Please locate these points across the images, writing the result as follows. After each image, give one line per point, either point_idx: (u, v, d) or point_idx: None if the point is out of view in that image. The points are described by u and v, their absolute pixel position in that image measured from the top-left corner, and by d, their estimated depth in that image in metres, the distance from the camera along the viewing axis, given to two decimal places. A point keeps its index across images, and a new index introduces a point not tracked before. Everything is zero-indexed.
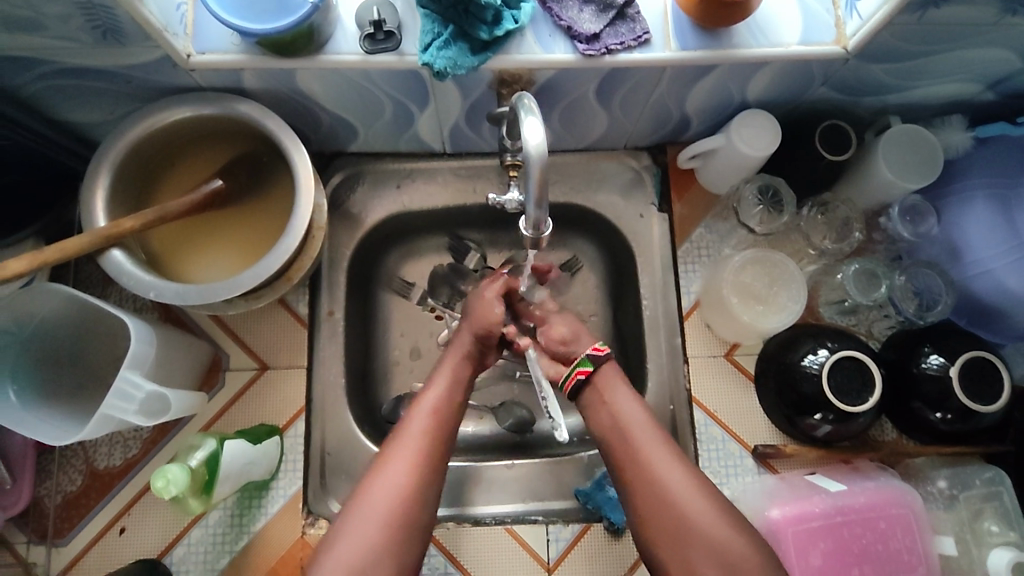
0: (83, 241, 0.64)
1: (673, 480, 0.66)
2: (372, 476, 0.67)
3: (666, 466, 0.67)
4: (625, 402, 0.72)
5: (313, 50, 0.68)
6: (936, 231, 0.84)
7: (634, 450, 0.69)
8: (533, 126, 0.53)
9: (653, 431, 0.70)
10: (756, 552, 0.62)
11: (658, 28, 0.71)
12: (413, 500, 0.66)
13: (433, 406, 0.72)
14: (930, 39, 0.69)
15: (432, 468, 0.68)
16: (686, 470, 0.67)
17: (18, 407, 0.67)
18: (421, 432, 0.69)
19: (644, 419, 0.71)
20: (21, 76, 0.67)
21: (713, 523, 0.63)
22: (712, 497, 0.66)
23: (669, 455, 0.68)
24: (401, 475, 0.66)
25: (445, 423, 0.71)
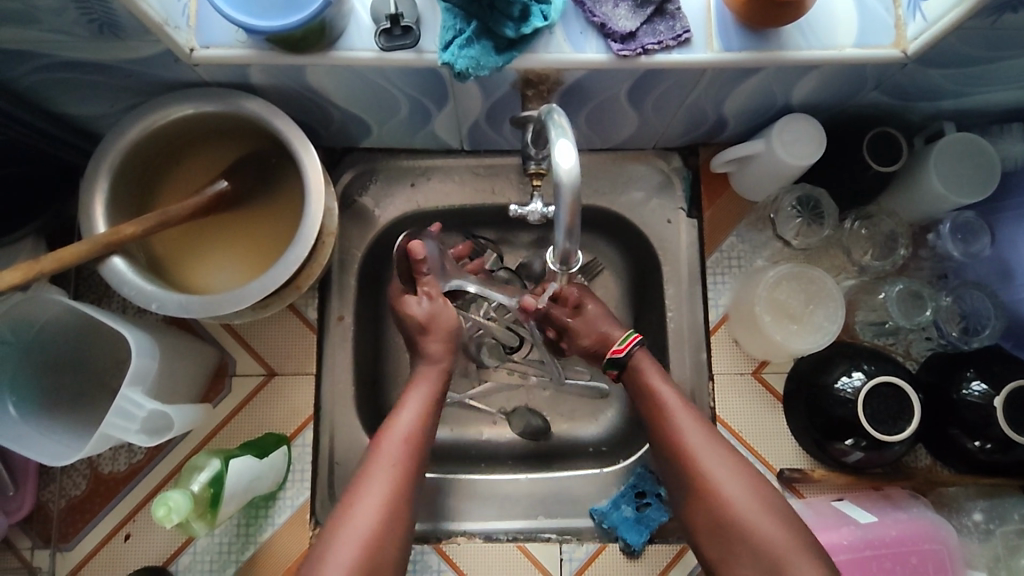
0: (81, 249, 0.61)
1: (715, 467, 0.65)
2: (339, 517, 0.62)
3: (708, 452, 0.66)
4: (664, 388, 0.71)
5: (324, 46, 0.63)
6: (989, 252, 0.78)
7: (682, 441, 0.68)
8: (565, 149, 0.48)
9: (698, 425, 0.68)
10: (796, 540, 0.60)
11: (699, 26, 0.65)
12: (384, 543, 0.61)
13: (404, 435, 0.67)
14: (1001, 44, 0.62)
15: (401, 507, 0.63)
16: (726, 455, 0.66)
17: (18, 420, 0.64)
18: (388, 473, 0.64)
19: (681, 402, 0.70)
20: (16, 69, 0.63)
21: (755, 511, 0.62)
22: (752, 485, 0.64)
23: (717, 449, 0.67)
24: (370, 519, 0.61)
25: (417, 454, 0.67)
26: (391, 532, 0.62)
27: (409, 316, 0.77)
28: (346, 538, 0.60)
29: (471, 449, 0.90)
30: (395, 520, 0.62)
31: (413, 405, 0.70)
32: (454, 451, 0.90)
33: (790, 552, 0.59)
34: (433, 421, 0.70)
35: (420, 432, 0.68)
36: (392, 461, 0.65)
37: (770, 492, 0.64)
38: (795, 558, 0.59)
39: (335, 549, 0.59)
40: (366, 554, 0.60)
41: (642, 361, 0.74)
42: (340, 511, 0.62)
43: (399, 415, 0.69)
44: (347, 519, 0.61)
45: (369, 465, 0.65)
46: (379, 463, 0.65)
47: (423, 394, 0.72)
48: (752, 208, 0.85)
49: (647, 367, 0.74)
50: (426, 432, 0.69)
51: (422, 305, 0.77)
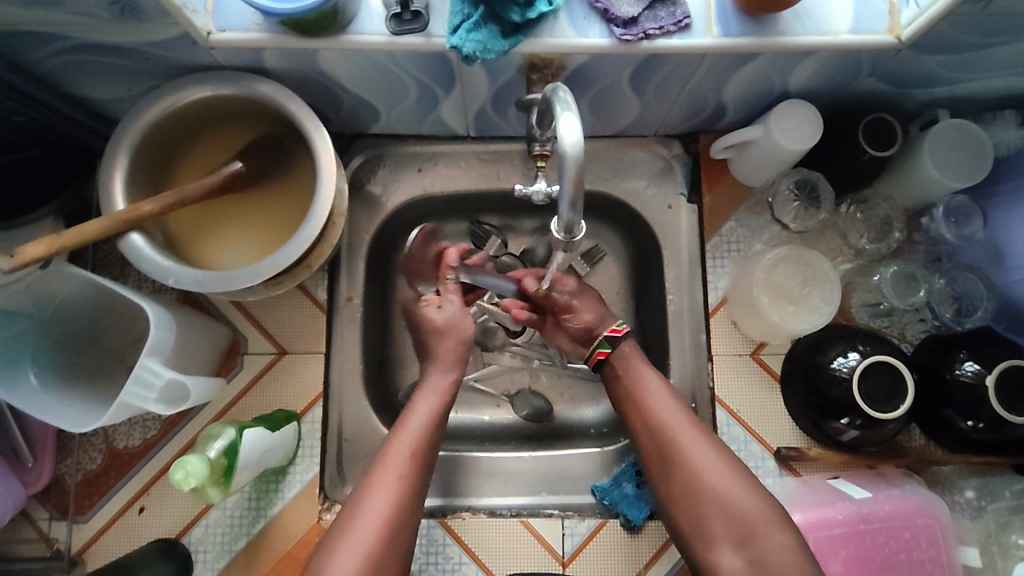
0: (102, 224, 0.63)
1: (691, 444, 0.69)
2: (356, 506, 0.64)
3: (683, 430, 0.70)
4: (645, 370, 0.75)
5: (337, 30, 0.65)
6: (981, 234, 0.80)
7: (662, 422, 0.71)
8: (570, 123, 0.50)
9: (675, 405, 0.72)
10: (772, 510, 0.64)
11: (699, 12, 0.67)
12: (398, 530, 0.64)
13: (418, 430, 0.70)
14: (992, 31, 0.65)
15: (406, 519, 0.65)
16: (699, 433, 0.70)
17: (40, 390, 0.67)
18: (394, 485, 0.65)
19: (660, 384, 0.74)
20: (39, 51, 0.65)
21: (729, 485, 0.66)
22: (725, 460, 0.68)
23: (693, 427, 0.70)
24: (384, 507, 0.64)
25: (422, 466, 0.68)
26: (395, 542, 0.63)
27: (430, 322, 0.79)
28: (351, 548, 0.61)
29: (475, 429, 0.92)
30: (398, 532, 0.64)
31: (421, 413, 0.72)
32: (459, 431, 0.92)
33: (764, 523, 0.63)
34: (440, 422, 0.72)
35: (432, 425, 0.71)
36: (408, 451, 0.68)
37: (741, 467, 0.68)
38: (769, 528, 0.63)
39: (340, 558, 0.61)
40: (369, 565, 0.61)
41: (629, 346, 0.77)
42: (346, 521, 0.63)
43: (413, 411, 0.72)
44: (352, 530, 0.62)
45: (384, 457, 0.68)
46: (385, 475, 0.66)
47: (432, 399, 0.73)
48: (751, 194, 0.88)
49: (627, 351, 0.77)
50: (431, 437, 0.70)
51: (445, 312, 0.80)
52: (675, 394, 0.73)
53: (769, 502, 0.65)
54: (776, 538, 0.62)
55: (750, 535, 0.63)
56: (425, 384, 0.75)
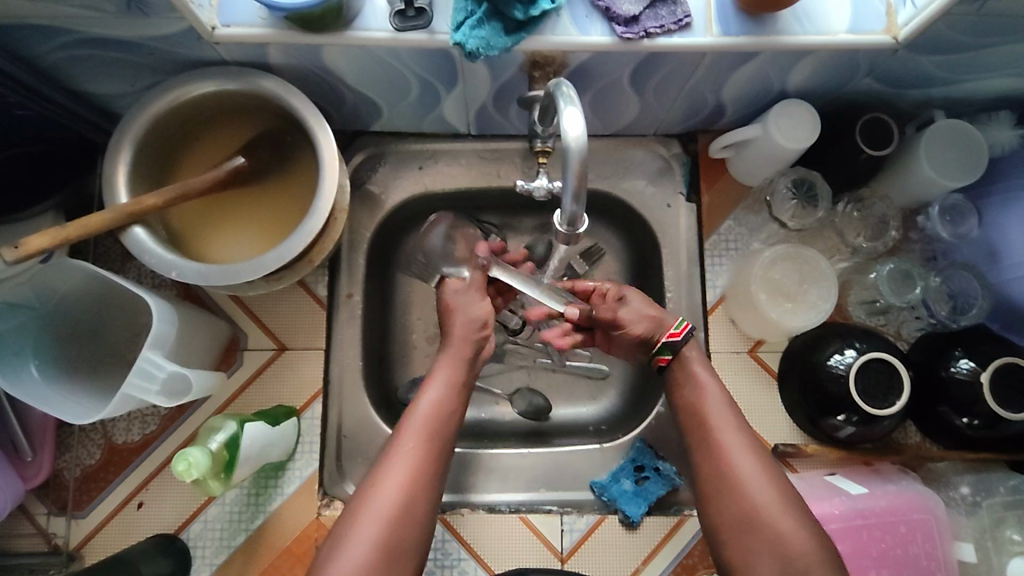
0: (105, 218, 0.63)
1: (743, 455, 0.67)
2: (366, 491, 0.63)
3: (738, 441, 0.68)
4: (706, 378, 0.73)
5: (341, 26, 0.65)
6: (976, 232, 0.81)
7: (713, 430, 0.69)
8: (573, 117, 0.51)
9: (730, 415, 0.70)
10: (815, 539, 0.62)
11: (699, 11, 0.68)
12: (410, 516, 0.63)
13: (429, 414, 0.69)
14: (987, 31, 0.66)
15: (426, 485, 0.65)
16: (754, 446, 0.68)
17: (42, 382, 0.67)
18: (411, 450, 0.66)
19: (719, 390, 0.72)
20: (43, 45, 0.66)
21: (775, 506, 0.64)
22: (773, 479, 0.66)
23: (746, 440, 0.68)
24: (395, 492, 0.63)
25: (440, 435, 0.68)
26: (416, 506, 0.63)
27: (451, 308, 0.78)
28: (370, 513, 0.62)
29: (474, 426, 0.92)
30: (418, 497, 0.64)
31: (438, 383, 0.72)
32: (458, 428, 0.92)
33: (804, 551, 0.61)
34: (457, 399, 0.71)
35: (447, 410, 0.70)
36: (419, 437, 0.67)
37: (790, 489, 0.66)
38: (807, 556, 0.61)
39: (358, 525, 0.61)
40: (389, 530, 0.61)
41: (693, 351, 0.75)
42: (364, 488, 0.64)
43: (424, 396, 0.70)
44: (370, 496, 0.63)
45: (396, 442, 0.66)
46: (403, 441, 0.66)
47: (448, 373, 0.73)
48: (749, 193, 0.88)
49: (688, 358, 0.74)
50: (444, 422, 0.69)
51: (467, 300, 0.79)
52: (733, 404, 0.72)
53: (813, 533, 0.63)
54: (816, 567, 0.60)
55: (787, 557, 0.61)
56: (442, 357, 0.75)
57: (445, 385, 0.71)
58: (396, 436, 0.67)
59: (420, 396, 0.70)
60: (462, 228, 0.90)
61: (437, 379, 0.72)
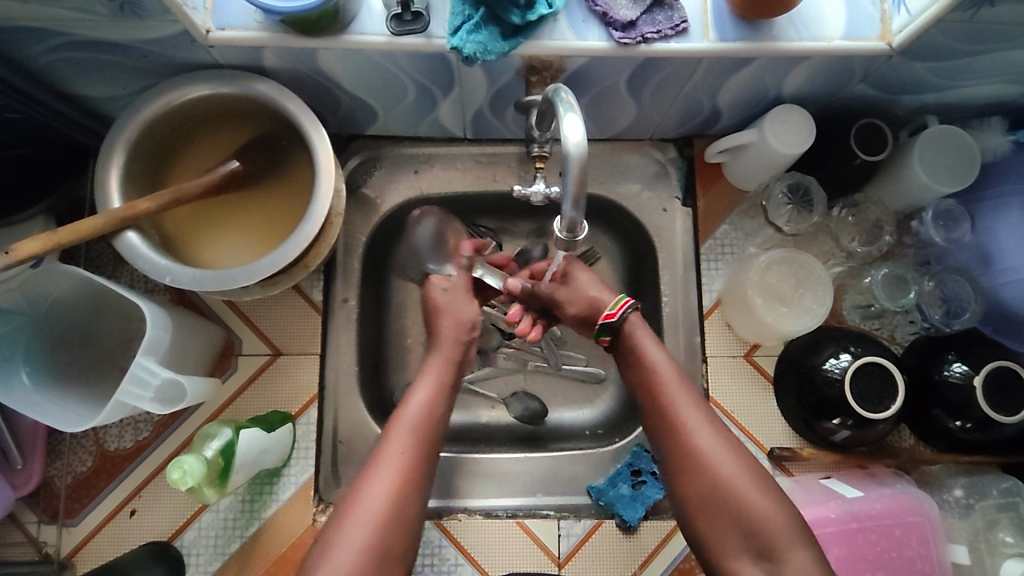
0: (98, 222, 0.63)
1: (703, 433, 0.66)
2: (352, 498, 0.61)
3: (694, 416, 0.67)
4: (656, 354, 0.71)
5: (338, 29, 0.65)
6: (969, 238, 0.82)
7: (669, 408, 0.68)
8: (573, 123, 0.51)
9: (684, 391, 0.69)
10: (784, 512, 0.62)
11: (696, 17, 0.68)
12: (398, 522, 0.60)
13: (416, 418, 0.67)
14: (981, 38, 0.66)
15: (416, 487, 0.63)
16: (711, 421, 0.67)
17: (32, 389, 0.66)
18: (401, 453, 0.64)
19: (668, 363, 0.71)
20: (34, 48, 0.65)
21: (742, 480, 0.64)
22: (736, 453, 0.65)
23: (704, 417, 0.67)
24: (381, 498, 0.61)
25: (430, 438, 0.66)
26: (405, 511, 0.61)
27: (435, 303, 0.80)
28: (358, 516, 0.60)
29: (469, 431, 0.92)
30: (407, 500, 0.62)
31: (426, 386, 0.70)
32: (453, 432, 0.92)
33: (779, 526, 0.61)
34: (445, 398, 0.70)
35: (432, 412, 0.68)
36: (406, 440, 0.65)
37: (752, 460, 0.66)
38: (783, 530, 0.61)
39: (345, 528, 0.59)
40: (377, 534, 0.59)
41: (635, 327, 0.74)
42: (353, 490, 0.62)
43: (409, 400, 0.69)
44: (359, 498, 0.61)
45: (381, 447, 0.64)
46: (392, 443, 0.64)
47: (436, 375, 0.72)
48: (744, 197, 0.89)
49: (637, 330, 0.74)
50: (431, 425, 0.67)
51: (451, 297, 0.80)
52: (684, 380, 0.70)
53: (784, 505, 0.63)
54: (791, 545, 0.60)
55: (759, 534, 0.61)
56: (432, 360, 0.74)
57: (430, 388, 0.70)
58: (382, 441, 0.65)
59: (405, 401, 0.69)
60: (452, 224, 0.90)
61: (423, 384, 0.71)
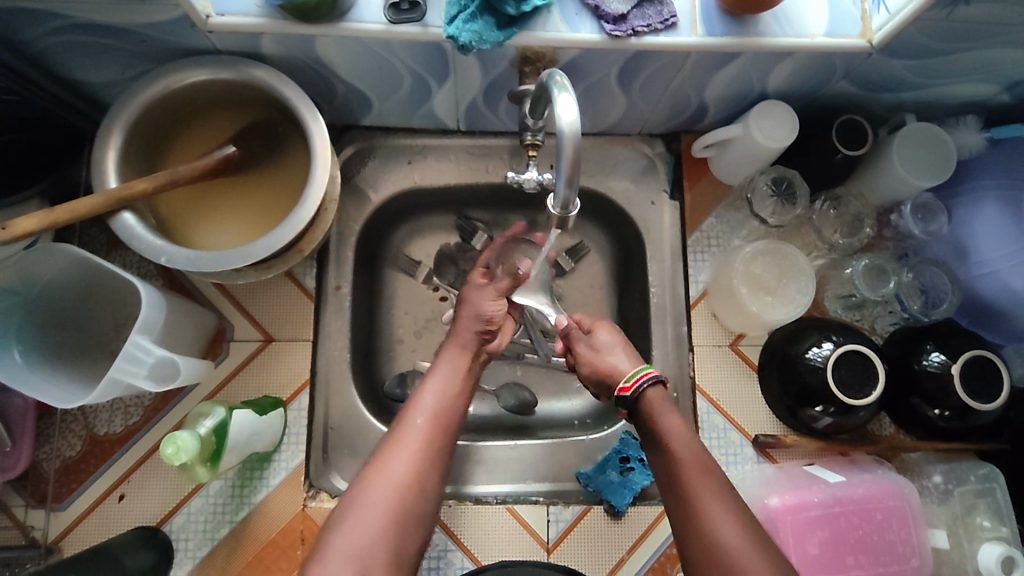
0: (93, 202, 0.63)
1: (720, 516, 0.61)
2: (372, 467, 0.62)
3: (712, 495, 0.62)
4: (672, 423, 0.68)
5: (335, 17, 0.66)
6: (946, 230, 0.84)
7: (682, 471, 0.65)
8: (568, 103, 0.53)
9: (700, 463, 0.65)
10: None
11: (685, 12, 0.70)
12: (415, 497, 0.61)
13: (436, 400, 0.68)
14: (955, 38, 0.69)
15: (435, 463, 0.63)
16: (733, 504, 0.62)
17: (23, 367, 0.66)
18: (424, 426, 0.65)
19: (689, 440, 0.67)
20: (32, 30, 0.65)
21: (766, 573, 0.57)
22: (761, 543, 0.59)
23: (720, 492, 0.63)
24: (402, 470, 0.61)
25: (450, 424, 0.67)
26: (426, 486, 0.61)
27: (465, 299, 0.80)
28: (380, 476, 0.61)
29: None
30: (428, 475, 0.62)
31: (449, 369, 0.72)
32: None
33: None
34: (464, 387, 0.71)
35: (451, 398, 0.69)
36: (426, 419, 0.66)
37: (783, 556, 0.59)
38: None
39: (369, 485, 0.60)
40: (398, 498, 0.60)
41: (653, 402, 0.71)
42: (377, 455, 0.63)
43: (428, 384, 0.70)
44: (382, 462, 0.62)
45: (401, 423, 0.65)
46: (416, 417, 0.66)
47: (457, 359, 0.74)
48: (730, 191, 0.91)
49: (654, 400, 0.71)
50: (450, 409, 0.68)
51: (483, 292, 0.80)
52: (705, 452, 0.66)
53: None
54: None
55: None
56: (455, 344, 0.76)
57: (447, 375, 0.71)
58: (402, 418, 0.66)
59: (422, 386, 0.70)
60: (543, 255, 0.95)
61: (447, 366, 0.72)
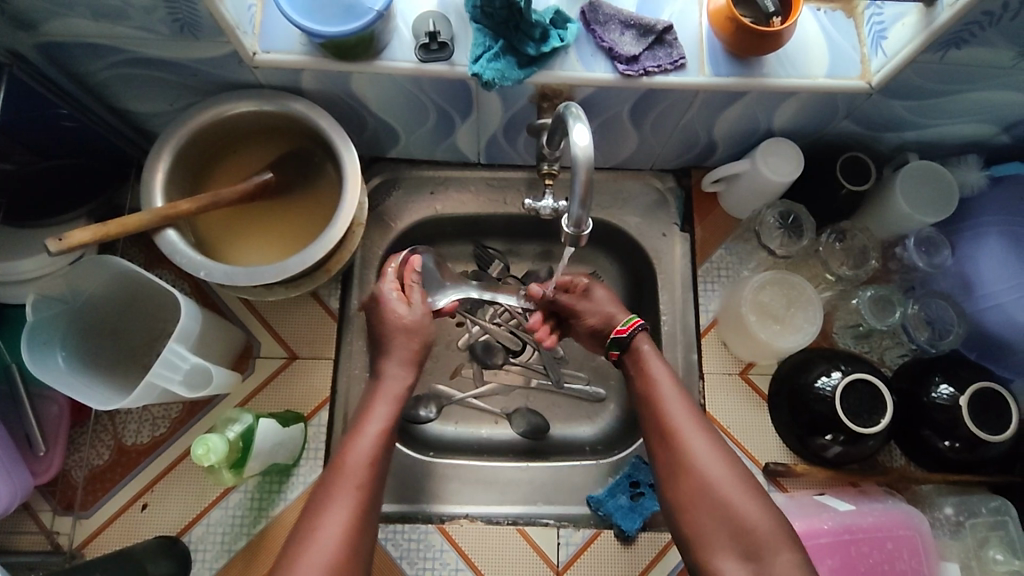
0: (142, 218, 0.69)
1: (706, 456, 0.70)
2: (309, 532, 0.64)
3: (694, 432, 0.72)
4: (659, 371, 0.76)
5: (370, 56, 0.72)
6: (950, 264, 0.87)
7: (664, 412, 0.74)
8: (581, 132, 0.58)
9: (682, 402, 0.74)
10: (776, 524, 0.66)
11: (693, 55, 0.75)
12: (354, 550, 0.65)
13: (370, 450, 0.70)
14: (949, 80, 0.73)
15: (367, 522, 0.67)
16: (712, 443, 0.71)
17: (66, 372, 0.70)
18: (353, 494, 0.67)
19: (673, 385, 0.75)
20: (95, 63, 0.72)
21: (735, 492, 0.68)
22: (734, 468, 0.70)
23: (695, 422, 0.73)
24: (338, 531, 0.64)
25: (374, 481, 0.69)
26: (360, 541, 0.65)
27: (394, 316, 0.80)
28: (311, 560, 0.62)
29: (472, 442, 0.94)
30: (357, 541, 0.65)
31: (378, 418, 0.73)
32: (456, 445, 0.94)
33: (773, 538, 0.64)
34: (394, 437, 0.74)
35: (382, 445, 0.72)
36: (356, 476, 0.68)
37: (753, 483, 0.69)
38: (773, 540, 0.64)
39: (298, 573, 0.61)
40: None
41: (644, 344, 0.79)
42: (309, 523, 0.65)
43: (360, 433, 0.72)
44: (315, 533, 0.64)
45: (336, 480, 0.68)
46: (346, 482, 0.68)
47: (387, 403, 0.75)
48: (739, 224, 0.94)
49: (643, 345, 0.79)
50: (379, 456, 0.71)
51: (413, 310, 0.81)
52: (684, 391, 0.76)
53: (775, 519, 0.66)
54: (783, 556, 0.63)
55: (748, 537, 0.65)
56: (376, 392, 0.76)
57: (380, 422, 0.73)
58: (336, 475, 0.68)
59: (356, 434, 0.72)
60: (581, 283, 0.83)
61: (375, 413, 0.74)
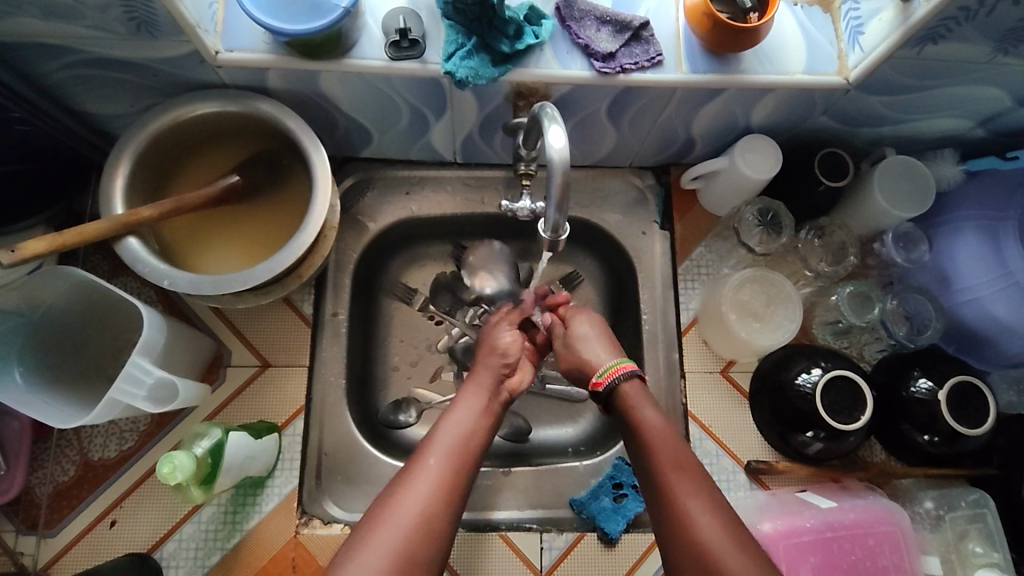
0: (100, 227, 0.65)
1: (710, 532, 0.58)
2: (385, 503, 0.59)
3: (698, 504, 0.60)
4: (651, 418, 0.67)
5: (338, 54, 0.70)
6: (928, 258, 0.87)
7: (660, 469, 0.63)
8: (557, 134, 0.57)
9: (677, 454, 0.64)
10: None
11: (670, 51, 0.74)
12: (433, 531, 0.58)
13: (459, 433, 0.65)
14: (926, 75, 0.73)
15: (453, 505, 0.61)
16: (714, 508, 0.60)
17: (23, 388, 0.67)
18: (434, 474, 0.61)
19: (669, 433, 0.66)
20: (48, 64, 0.68)
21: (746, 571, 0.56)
22: (740, 540, 0.58)
23: (693, 481, 0.62)
24: (417, 503, 0.59)
25: (463, 467, 0.63)
26: (439, 525, 0.59)
27: (491, 338, 0.77)
28: (384, 532, 0.57)
29: None
30: (431, 536, 0.58)
31: (467, 407, 0.68)
32: None
33: None
34: (485, 427, 0.68)
35: (473, 432, 0.66)
36: (444, 457, 0.63)
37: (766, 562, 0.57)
38: None
39: (379, 532, 0.57)
40: (409, 541, 0.57)
41: (629, 393, 0.69)
42: (385, 494, 0.60)
43: (448, 420, 0.67)
44: (390, 508, 0.59)
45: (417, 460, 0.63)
46: (429, 463, 0.62)
47: (477, 393, 0.70)
48: (718, 222, 0.94)
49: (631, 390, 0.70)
50: (472, 444, 0.65)
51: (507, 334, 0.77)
52: (682, 443, 0.65)
53: None
54: None
55: None
56: (467, 385, 0.72)
57: (473, 411, 0.68)
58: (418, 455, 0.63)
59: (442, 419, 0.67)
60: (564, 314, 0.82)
61: (465, 401, 0.69)
